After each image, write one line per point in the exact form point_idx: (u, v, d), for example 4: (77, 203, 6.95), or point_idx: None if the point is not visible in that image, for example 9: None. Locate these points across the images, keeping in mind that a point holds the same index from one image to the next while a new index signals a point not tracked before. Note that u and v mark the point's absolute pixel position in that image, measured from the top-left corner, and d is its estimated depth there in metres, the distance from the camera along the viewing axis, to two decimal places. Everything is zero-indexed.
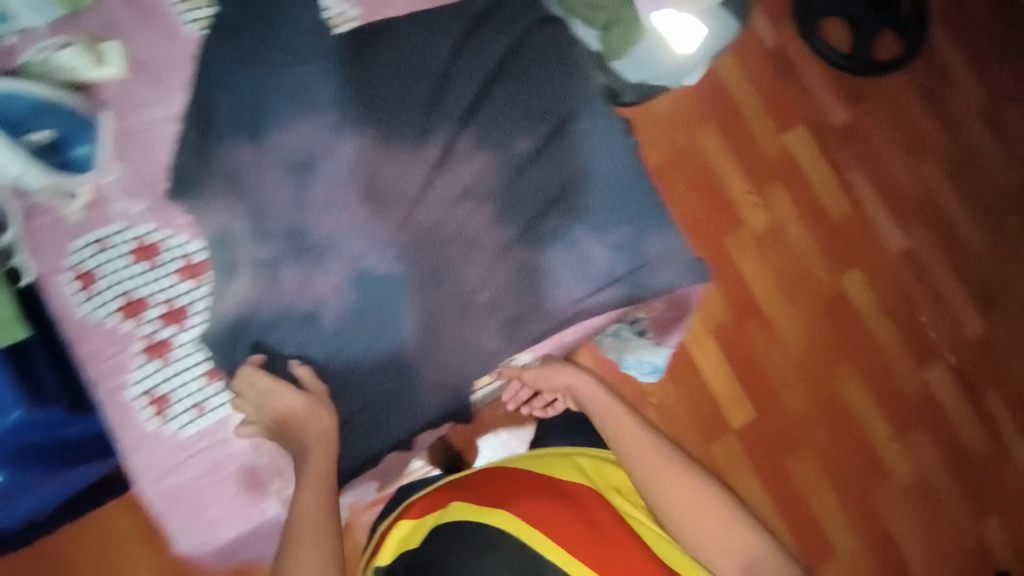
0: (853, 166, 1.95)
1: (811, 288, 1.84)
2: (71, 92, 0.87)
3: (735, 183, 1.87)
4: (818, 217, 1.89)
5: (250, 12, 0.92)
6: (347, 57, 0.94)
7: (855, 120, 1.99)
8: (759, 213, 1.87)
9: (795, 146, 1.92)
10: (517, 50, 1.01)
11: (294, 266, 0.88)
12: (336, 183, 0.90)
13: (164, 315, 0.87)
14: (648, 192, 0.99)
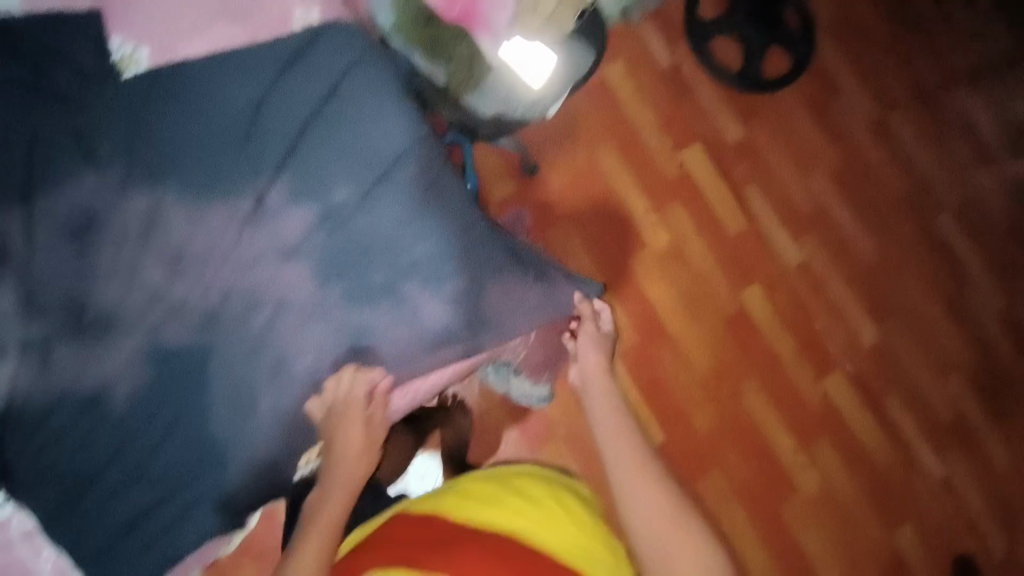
0: (749, 182, 1.83)
1: (714, 305, 1.73)
2: None
3: (633, 199, 1.73)
4: (726, 233, 1.78)
5: (15, 59, 0.83)
6: (134, 107, 0.86)
7: (750, 136, 1.85)
8: (664, 230, 1.74)
9: (691, 163, 1.78)
10: (337, 89, 0.92)
11: (72, 343, 0.81)
12: (123, 246, 0.83)
13: None
14: (485, 243, 0.93)
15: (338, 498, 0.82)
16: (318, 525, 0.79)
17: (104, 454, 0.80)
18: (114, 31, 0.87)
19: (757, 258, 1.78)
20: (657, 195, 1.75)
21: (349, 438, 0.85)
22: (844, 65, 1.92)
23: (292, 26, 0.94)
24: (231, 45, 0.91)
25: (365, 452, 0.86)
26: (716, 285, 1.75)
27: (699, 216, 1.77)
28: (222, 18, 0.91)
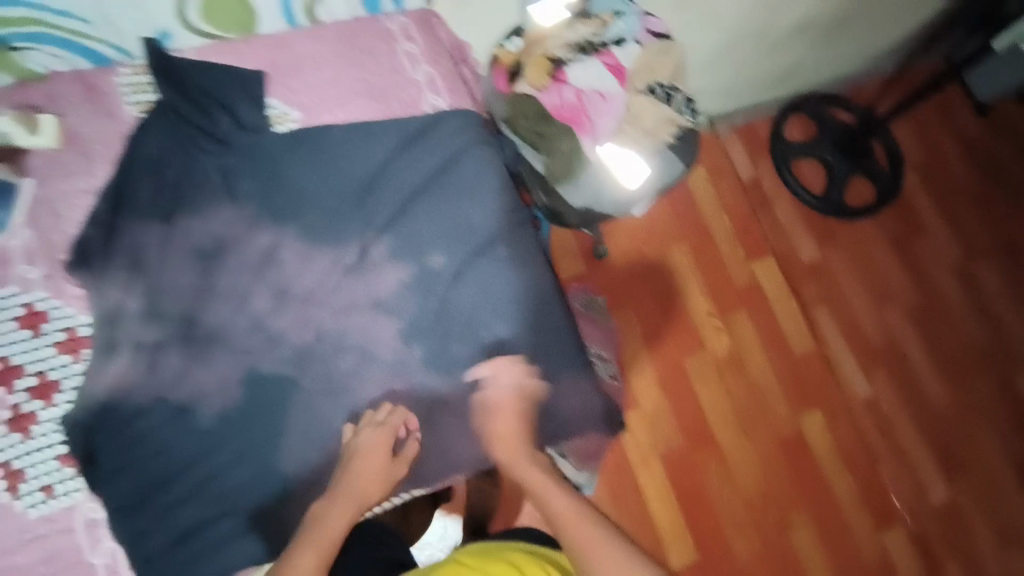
0: (819, 305, 1.80)
1: (769, 424, 1.67)
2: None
3: (699, 302, 1.74)
4: (789, 349, 1.74)
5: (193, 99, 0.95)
6: (278, 155, 0.97)
7: (825, 259, 1.84)
8: (723, 334, 1.72)
9: (762, 276, 1.78)
10: (449, 166, 1.01)
11: (179, 353, 0.87)
12: (240, 273, 0.91)
13: (34, 388, 0.83)
14: (560, 331, 0.96)
15: (342, 517, 0.81)
16: (315, 538, 0.78)
17: (182, 462, 0.85)
18: (276, 92, 1.02)
19: (816, 380, 1.72)
20: (721, 300, 1.75)
21: (361, 458, 0.85)
22: (930, 206, 1.91)
23: (422, 108, 1.06)
24: (368, 116, 1.04)
25: (383, 478, 0.85)
26: (765, 396, 1.69)
27: (762, 329, 1.74)
28: (366, 94, 1.05)
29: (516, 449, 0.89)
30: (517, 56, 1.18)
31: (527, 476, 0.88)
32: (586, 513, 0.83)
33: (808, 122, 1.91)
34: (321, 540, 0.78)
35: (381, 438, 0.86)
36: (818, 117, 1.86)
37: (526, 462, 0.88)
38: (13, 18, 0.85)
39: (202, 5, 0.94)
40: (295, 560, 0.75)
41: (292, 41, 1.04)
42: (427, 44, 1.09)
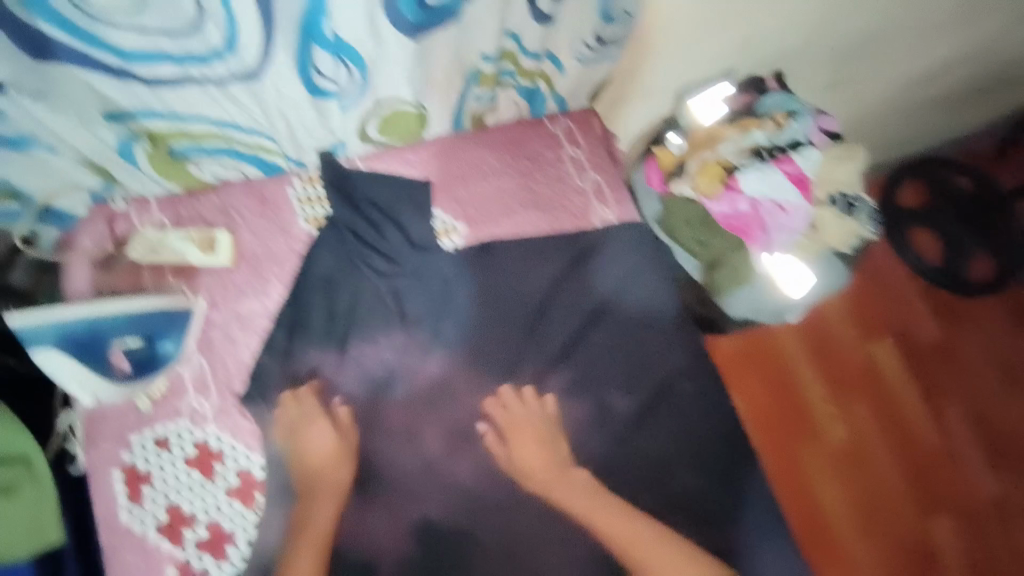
0: (942, 393, 1.47)
1: (897, 529, 1.34)
2: (166, 294, 0.87)
3: (815, 385, 1.43)
4: (905, 436, 1.42)
5: (365, 218, 0.94)
6: (450, 277, 0.93)
7: (948, 337, 1.52)
8: (822, 422, 1.40)
9: (881, 357, 1.48)
10: (625, 290, 0.96)
11: (354, 499, 0.82)
12: (409, 406, 0.87)
13: (206, 539, 0.80)
14: (756, 482, 0.89)
15: (325, 513, 0.81)
16: (312, 542, 0.79)
17: None
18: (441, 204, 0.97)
19: (925, 474, 1.39)
20: (824, 383, 1.43)
21: (309, 437, 0.84)
22: None
23: (590, 219, 1.00)
24: (536, 230, 0.98)
25: (340, 484, 0.82)
26: (876, 494, 1.35)
27: (885, 419, 1.43)
28: (533, 205, 0.99)
29: (519, 428, 0.86)
30: (680, 158, 1.10)
31: (572, 493, 0.84)
32: (622, 504, 0.84)
33: (923, 190, 1.62)
34: (313, 530, 0.80)
35: (309, 414, 0.85)
36: (938, 181, 1.58)
37: (519, 444, 0.85)
38: (199, 133, 0.79)
39: (382, 124, 0.92)
40: (296, 562, 0.78)
41: (457, 149, 1.00)
42: (592, 150, 1.03)
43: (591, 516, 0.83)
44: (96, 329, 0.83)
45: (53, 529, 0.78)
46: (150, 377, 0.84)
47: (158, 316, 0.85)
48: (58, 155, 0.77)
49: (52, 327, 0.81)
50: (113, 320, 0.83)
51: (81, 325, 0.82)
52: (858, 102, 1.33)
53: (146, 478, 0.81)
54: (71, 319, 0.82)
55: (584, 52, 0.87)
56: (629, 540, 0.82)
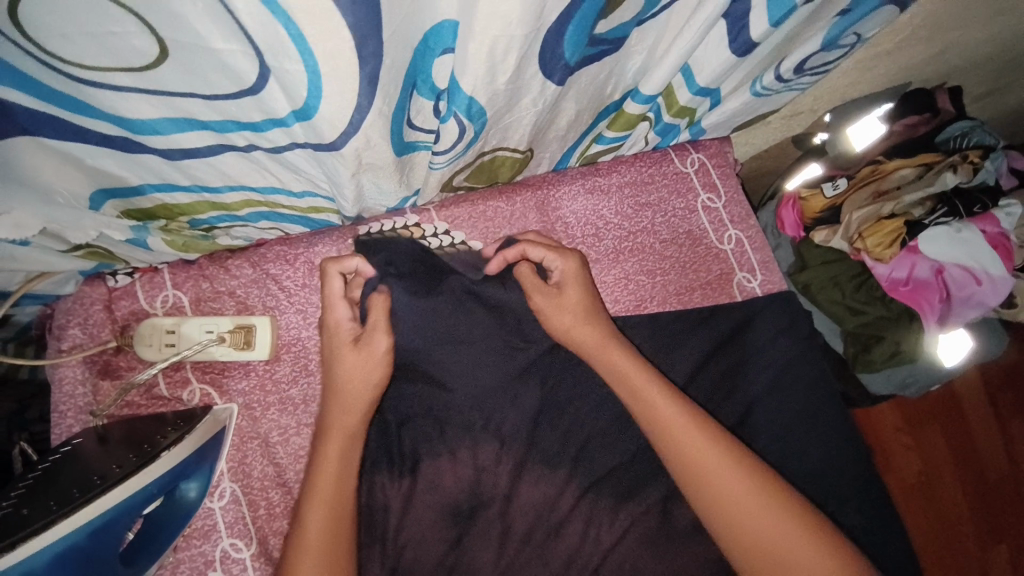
0: (1016, 418, 1.30)
1: (971, 569, 1.22)
2: (189, 424, 0.60)
3: (888, 418, 1.27)
4: (978, 471, 1.27)
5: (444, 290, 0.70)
6: (556, 375, 0.73)
7: (1013, 356, 1.33)
8: (893, 451, 1.26)
9: (959, 386, 1.30)
10: (775, 384, 0.75)
11: None
12: (504, 543, 0.68)
13: None
14: None
15: (335, 444, 0.60)
16: (320, 491, 0.58)
17: None
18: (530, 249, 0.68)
19: (1006, 517, 1.25)
20: (896, 411, 1.27)
21: (339, 350, 0.62)
22: None
23: (729, 290, 0.78)
24: (661, 306, 0.76)
25: (356, 408, 0.61)
26: (943, 526, 1.23)
27: (959, 451, 1.27)
28: (658, 271, 0.77)
29: (573, 286, 0.67)
30: (835, 200, 0.87)
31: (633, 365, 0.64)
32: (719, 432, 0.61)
33: None
34: (318, 491, 0.58)
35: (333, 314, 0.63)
36: None
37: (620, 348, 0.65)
38: (234, 203, 0.57)
39: (471, 170, 0.68)
40: (306, 518, 0.57)
41: (561, 195, 0.77)
42: (729, 196, 0.80)
43: (676, 441, 0.60)
44: (117, 523, 0.52)
45: None
46: (161, 550, 0.58)
47: (191, 462, 0.59)
48: (31, 246, 0.52)
49: (42, 559, 0.47)
50: (143, 499, 0.54)
51: (82, 535, 0.50)
52: (996, 115, 1.08)
53: None
54: (67, 538, 0.49)
55: (766, 83, 0.64)
56: (714, 458, 0.59)
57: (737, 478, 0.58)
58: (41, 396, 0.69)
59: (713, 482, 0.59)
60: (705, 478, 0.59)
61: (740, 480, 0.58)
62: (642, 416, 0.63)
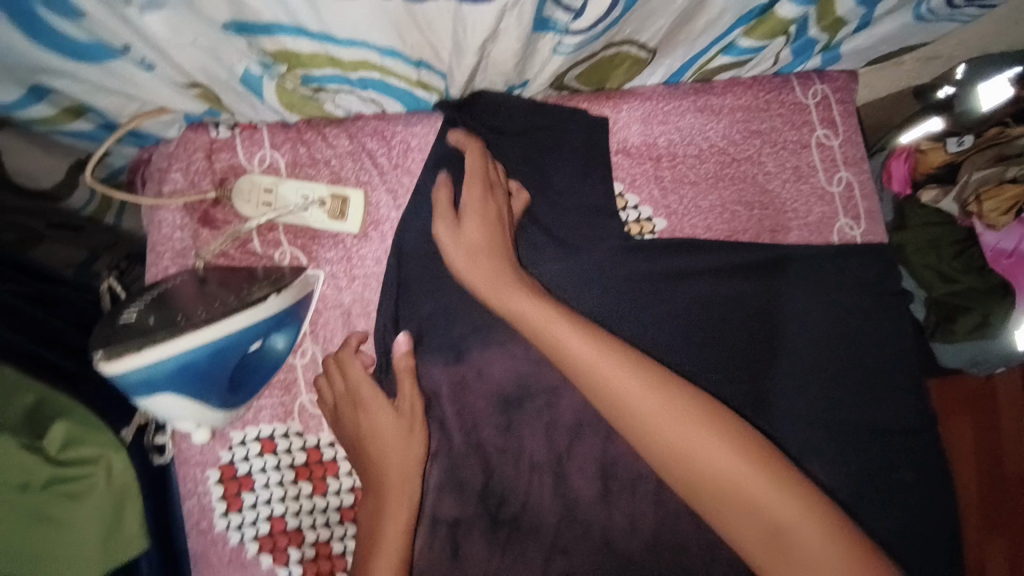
0: None
1: None
2: (284, 280, 0.61)
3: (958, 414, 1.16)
4: None
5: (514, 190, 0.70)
6: (632, 292, 0.72)
7: None
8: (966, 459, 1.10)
9: None
10: (848, 333, 0.74)
11: (482, 539, 0.68)
12: (560, 441, 0.70)
13: (310, 560, 0.66)
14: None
15: (397, 525, 0.62)
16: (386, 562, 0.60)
17: None
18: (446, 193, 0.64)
19: None
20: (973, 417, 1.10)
21: (370, 419, 0.64)
22: None
23: (828, 234, 0.74)
24: (754, 240, 0.73)
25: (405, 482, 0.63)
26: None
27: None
28: (757, 204, 0.73)
29: (481, 223, 0.62)
30: (954, 158, 0.82)
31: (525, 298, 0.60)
32: (597, 334, 0.59)
33: None
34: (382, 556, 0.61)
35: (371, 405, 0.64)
36: None
37: (513, 292, 0.61)
38: (349, 62, 0.55)
39: (588, 67, 0.65)
40: None
41: (670, 109, 0.73)
42: (846, 135, 0.76)
43: (547, 333, 0.59)
44: (229, 354, 0.55)
45: (135, 542, 0.60)
46: (253, 391, 0.62)
47: (286, 316, 0.61)
48: (152, 72, 0.53)
49: (166, 365, 0.50)
50: (249, 336, 0.56)
51: (203, 355, 0.52)
52: None
53: (247, 483, 0.65)
54: (183, 355, 0.51)
55: (932, 6, 0.64)
56: (620, 375, 0.57)
57: (614, 361, 0.58)
58: (113, 248, 0.71)
59: (582, 358, 0.58)
60: (575, 353, 0.58)
61: (618, 363, 0.58)
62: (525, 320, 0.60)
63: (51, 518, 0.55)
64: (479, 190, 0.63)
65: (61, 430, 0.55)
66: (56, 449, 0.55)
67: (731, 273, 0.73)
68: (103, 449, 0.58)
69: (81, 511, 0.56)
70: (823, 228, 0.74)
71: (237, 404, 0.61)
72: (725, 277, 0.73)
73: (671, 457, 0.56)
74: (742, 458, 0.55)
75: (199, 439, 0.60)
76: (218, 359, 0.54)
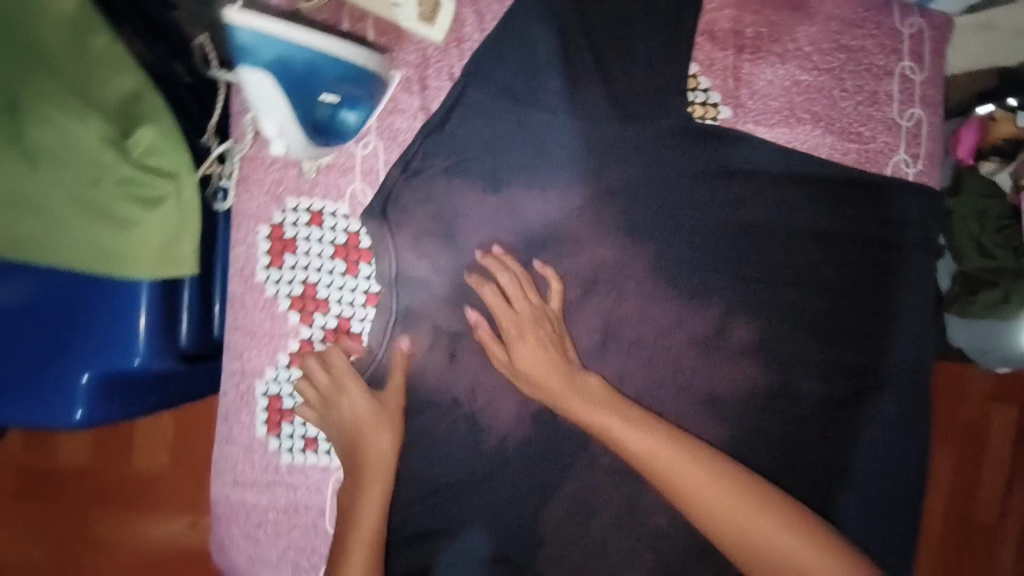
0: None
1: None
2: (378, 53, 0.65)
3: (997, 454, 1.03)
4: None
5: (595, 45, 0.73)
6: (680, 169, 0.73)
7: None
8: (958, 484, 1.04)
9: None
10: (880, 269, 0.75)
11: (479, 355, 0.74)
12: (574, 287, 0.74)
13: (330, 330, 0.72)
14: (906, 516, 0.76)
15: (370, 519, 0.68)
16: (360, 539, 0.67)
17: (458, 474, 0.74)
18: (495, 303, 0.71)
19: None
20: (956, 449, 1.03)
21: (356, 426, 0.69)
22: None
23: (886, 164, 0.75)
24: (812, 152, 0.74)
25: (381, 495, 0.69)
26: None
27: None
28: (826, 116, 0.74)
29: (528, 336, 0.70)
30: (1020, 133, 0.82)
31: (580, 394, 0.69)
32: (664, 428, 0.68)
33: None
34: (358, 546, 0.67)
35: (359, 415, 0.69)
36: None
37: (573, 390, 0.69)
38: None
39: None
40: None
41: (763, 4, 0.74)
42: (930, 74, 0.75)
43: (589, 414, 0.68)
44: (321, 69, 0.58)
45: (186, 264, 0.65)
46: (323, 143, 0.65)
47: (371, 82, 0.64)
48: None
49: (271, 42, 0.55)
50: (341, 67, 0.60)
51: (301, 53, 0.56)
52: None
53: (291, 245, 0.71)
54: (287, 39, 0.55)
55: None
56: (674, 457, 0.66)
57: (665, 444, 0.66)
58: None
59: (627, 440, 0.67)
60: (619, 436, 0.67)
61: (669, 445, 0.66)
62: (567, 398, 0.69)
63: (121, 213, 0.60)
64: (518, 304, 0.71)
65: (147, 134, 0.60)
66: (139, 151, 0.60)
67: (783, 179, 0.74)
68: (177, 167, 0.61)
69: (146, 217, 0.61)
70: (881, 158, 0.75)
71: (309, 140, 0.63)
72: (778, 180, 0.73)
73: (731, 534, 0.63)
74: (792, 524, 0.64)
75: (275, 151, 0.64)
76: (311, 66, 0.57)
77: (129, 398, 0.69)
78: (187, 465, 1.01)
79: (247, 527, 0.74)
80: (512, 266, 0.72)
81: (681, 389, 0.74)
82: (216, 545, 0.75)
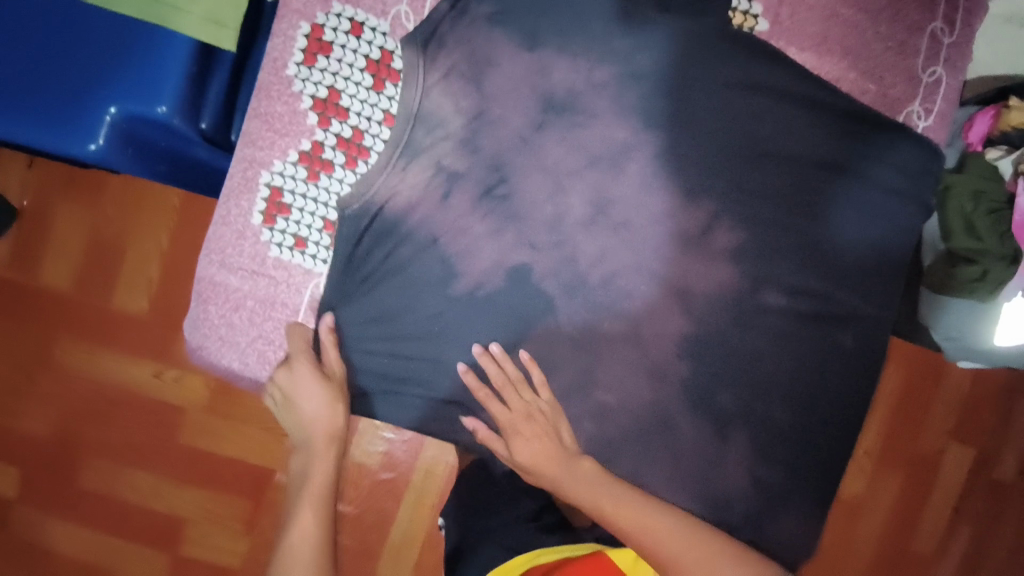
0: None
1: None
2: None
3: (941, 485, 1.08)
4: None
5: None
6: (705, 69, 0.76)
7: None
8: (902, 508, 1.08)
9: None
10: (866, 209, 0.78)
11: (473, 201, 0.76)
12: (580, 158, 0.77)
13: (343, 140, 0.76)
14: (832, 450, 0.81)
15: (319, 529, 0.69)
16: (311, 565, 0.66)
17: (425, 308, 0.76)
18: (492, 404, 0.74)
19: None
20: (906, 480, 1.08)
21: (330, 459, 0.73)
22: None
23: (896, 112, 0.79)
24: (829, 81, 0.78)
25: (325, 486, 0.72)
26: None
27: (954, 540, 1.09)
28: (852, 53, 0.78)
29: (523, 435, 0.74)
30: None
31: (576, 477, 0.72)
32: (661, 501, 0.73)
33: None
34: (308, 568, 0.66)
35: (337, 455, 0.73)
36: None
37: (572, 477, 0.72)
38: None
39: None
40: None
41: None
42: (958, 39, 0.79)
43: (592, 493, 0.71)
44: None
45: (222, 38, 0.66)
46: None
47: None
48: None
49: None
50: None
51: None
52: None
53: (327, 49, 0.74)
54: None
55: None
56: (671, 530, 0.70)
57: (662, 515, 0.71)
58: None
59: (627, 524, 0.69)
60: (622, 520, 0.70)
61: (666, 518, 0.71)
62: (571, 480, 0.72)
63: None
64: (509, 404, 0.74)
65: None
66: None
67: (797, 102, 0.77)
68: None
69: None
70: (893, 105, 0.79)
71: None
72: (791, 99, 0.77)
73: None
74: None
75: None
76: None
77: (146, 148, 0.73)
78: (169, 281, 1.04)
79: (223, 309, 0.77)
80: (506, 366, 0.75)
81: (654, 280, 0.78)
82: (189, 322, 0.78)
